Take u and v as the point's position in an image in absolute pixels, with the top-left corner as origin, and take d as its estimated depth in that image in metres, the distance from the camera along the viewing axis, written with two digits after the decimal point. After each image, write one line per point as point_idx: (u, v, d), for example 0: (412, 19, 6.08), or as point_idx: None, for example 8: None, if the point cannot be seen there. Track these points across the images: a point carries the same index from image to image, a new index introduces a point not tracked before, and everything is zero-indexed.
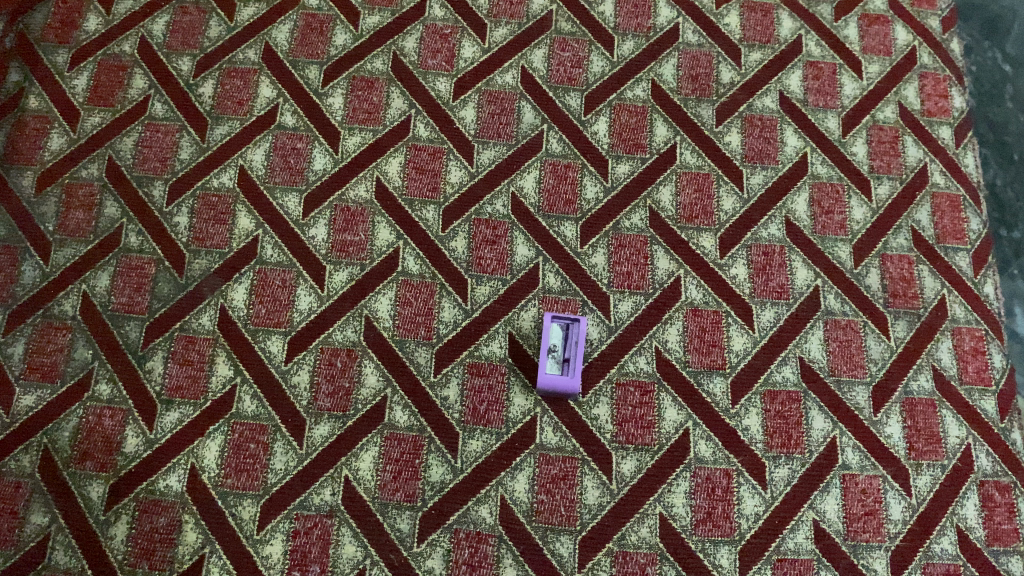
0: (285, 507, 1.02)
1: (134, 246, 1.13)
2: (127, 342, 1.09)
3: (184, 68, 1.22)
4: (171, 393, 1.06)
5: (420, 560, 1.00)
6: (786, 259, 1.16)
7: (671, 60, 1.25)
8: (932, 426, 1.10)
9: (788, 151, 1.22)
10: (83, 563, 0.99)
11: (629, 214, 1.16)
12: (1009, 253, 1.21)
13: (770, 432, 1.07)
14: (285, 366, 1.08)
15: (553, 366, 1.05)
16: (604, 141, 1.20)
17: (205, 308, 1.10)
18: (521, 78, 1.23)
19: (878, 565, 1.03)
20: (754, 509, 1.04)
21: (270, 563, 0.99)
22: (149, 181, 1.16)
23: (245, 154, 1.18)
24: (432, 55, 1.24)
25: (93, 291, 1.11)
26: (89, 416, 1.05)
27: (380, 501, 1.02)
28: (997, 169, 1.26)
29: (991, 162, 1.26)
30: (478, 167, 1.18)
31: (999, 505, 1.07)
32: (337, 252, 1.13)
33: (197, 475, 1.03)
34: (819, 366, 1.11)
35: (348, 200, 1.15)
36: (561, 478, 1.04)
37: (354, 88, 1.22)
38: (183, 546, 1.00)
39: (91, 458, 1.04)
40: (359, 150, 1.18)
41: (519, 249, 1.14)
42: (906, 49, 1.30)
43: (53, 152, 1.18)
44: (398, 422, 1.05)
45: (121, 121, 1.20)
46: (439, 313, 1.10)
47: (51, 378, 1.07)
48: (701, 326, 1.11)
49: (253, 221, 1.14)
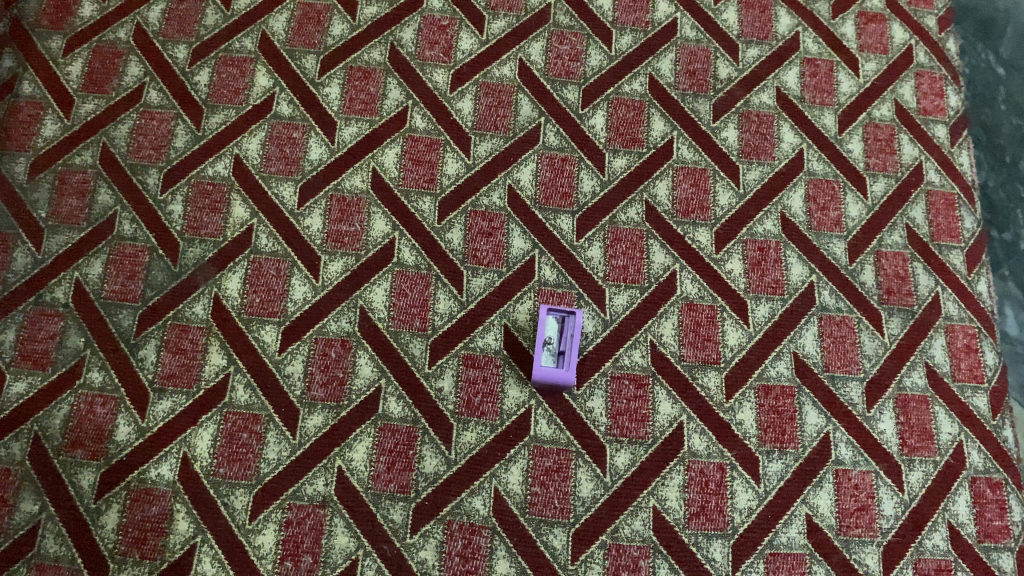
0: (278, 497, 1.01)
1: (127, 234, 1.12)
2: (120, 330, 1.08)
3: (179, 56, 1.22)
4: (163, 381, 1.06)
5: (413, 551, 1.00)
6: (781, 255, 1.16)
7: (668, 55, 1.25)
8: (925, 422, 1.10)
9: (785, 147, 1.22)
10: (73, 551, 0.99)
11: (626, 208, 1.16)
12: (1001, 253, 1.22)
13: (763, 426, 1.07)
14: (279, 356, 1.07)
15: (548, 359, 1.04)
16: (602, 135, 1.20)
17: (198, 297, 1.09)
18: (518, 71, 1.22)
19: (870, 560, 1.04)
20: (747, 503, 1.04)
21: (262, 553, 0.99)
22: (143, 168, 1.16)
23: (241, 143, 1.17)
24: (430, 46, 1.23)
25: (86, 279, 1.10)
26: (81, 404, 1.05)
27: (373, 491, 1.02)
28: (989, 170, 1.26)
29: (983, 162, 1.27)
30: (475, 158, 1.17)
31: (990, 501, 1.08)
32: (332, 242, 1.12)
33: (189, 464, 1.02)
34: (813, 361, 1.11)
35: (344, 190, 1.15)
36: (555, 471, 1.03)
37: (351, 79, 1.21)
38: (175, 535, 1.00)
39: (82, 446, 1.03)
40: (356, 140, 1.18)
41: (516, 241, 1.13)
42: (902, 48, 1.30)
43: (47, 138, 1.17)
44: (392, 413, 1.05)
45: (115, 108, 1.19)
46: (434, 304, 1.10)
47: (42, 365, 1.06)
48: (696, 320, 1.11)
49: (248, 210, 1.14)
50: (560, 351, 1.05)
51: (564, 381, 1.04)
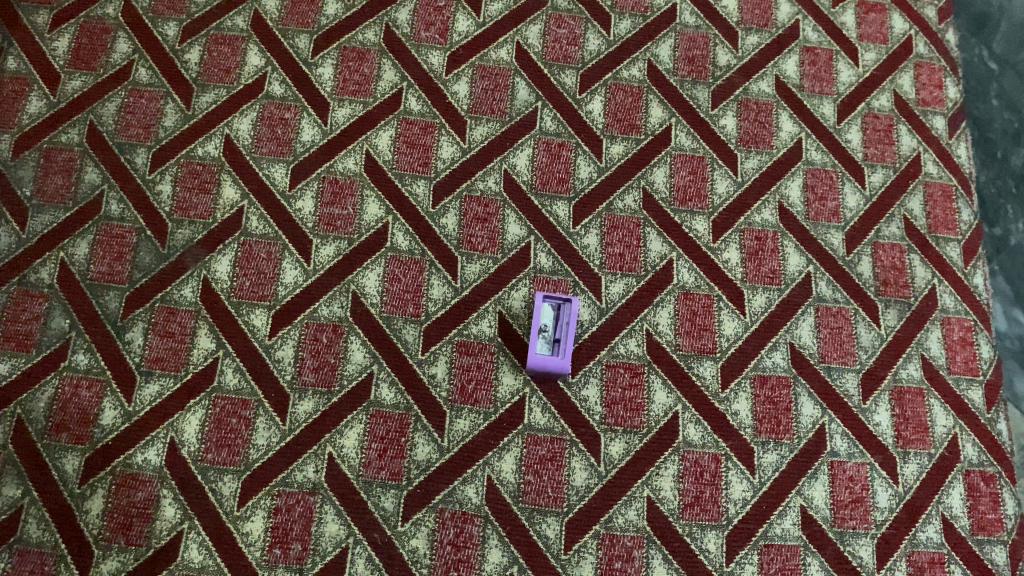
0: (267, 484, 0.99)
1: (115, 214, 1.10)
2: (106, 312, 1.06)
3: (169, 33, 1.19)
4: (150, 364, 1.03)
5: (404, 540, 0.99)
6: (778, 244, 1.15)
7: (668, 40, 1.24)
8: (920, 415, 1.09)
9: (783, 136, 1.20)
10: (57, 537, 0.97)
11: (622, 195, 1.15)
12: (996, 247, 1.21)
13: (759, 417, 1.06)
14: (269, 340, 1.05)
15: (544, 346, 1.03)
16: (599, 121, 1.18)
17: (187, 279, 1.07)
18: (516, 54, 1.21)
19: (864, 552, 1.03)
20: (741, 494, 1.03)
21: (250, 540, 0.97)
22: (131, 148, 1.13)
23: (232, 123, 1.15)
24: (425, 27, 1.21)
25: (71, 259, 1.08)
26: (65, 387, 1.02)
27: (364, 479, 1.00)
28: (982, 165, 1.25)
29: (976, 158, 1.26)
30: (471, 143, 1.15)
31: (983, 494, 1.07)
32: (324, 226, 1.10)
33: (176, 449, 1.00)
34: (809, 352, 1.10)
35: (337, 173, 1.13)
36: (549, 459, 1.02)
37: (345, 59, 1.19)
38: (161, 521, 0.98)
39: (66, 430, 1.01)
40: (349, 122, 1.16)
41: (511, 227, 1.12)
42: (902, 38, 1.29)
43: (32, 115, 1.14)
44: (384, 399, 1.03)
45: (103, 85, 1.16)
46: (428, 290, 1.08)
47: (26, 347, 1.04)
48: (692, 310, 1.10)
49: (238, 191, 1.11)
50: (554, 337, 1.04)
51: (554, 370, 1.02)
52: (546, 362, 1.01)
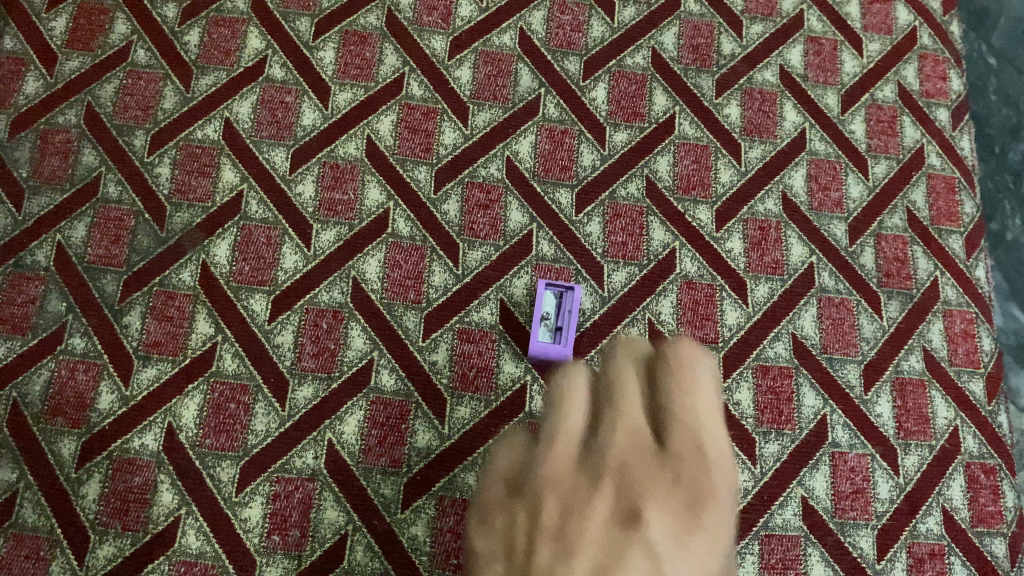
0: (265, 470, 0.98)
1: (112, 196, 1.09)
2: (103, 295, 1.04)
3: (168, 14, 1.17)
4: (148, 349, 1.02)
5: (403, 527, 0.98)
6: (781, 235, 1.14)
7: (672, 28, 1.23)
8: (921, 406, 1.09)
9: (787, 126, 1.20)
10: (52, 522, 0.96)
11: (626, 183, 1.14)
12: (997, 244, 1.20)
13: (761, 407, 1.06)
14: (269, 326, 1.04)
15: (546, 334, 1.05)
16: (603, 108, 1.17)
17: (185, 263, 1.06)
18: (519, 40, 1.20)
19: (864, 543, 1.03)
20: (743, 484, 1.03)
21: (248, 526, 0.97)
22: (129, 130, 1.12)
23: (232, 106, 1.14)
24: (428, 12, 1.20)
25: (68, 242, 1.07)
26: (62, 370, 1.01)
27: (364, 465, 0.99)
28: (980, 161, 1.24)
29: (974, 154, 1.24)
30: (473, 129, 1.14)
31: (984, 486, 1.07)
32: (325, 211, 1.09)
33: (174, 434, 0.99)
34: (812, 343, 1.10)
35: (338, 157, 1.12)
36: None
37: (346, 43, 1.17)
38: (158, 507, 0.97)
39: (63, 414, 1.00)
40: (350, 106, 1.14)
41: (513, 214, 1.11)
42: (907, 29, 1.28)
43: (29, 96, 1.13)
44: (385, 386, 1.02)
45: (101, 66, 1.14)
46: (429, 277, 1.07)
47: (22, 330, 1.03)
48: (695, 299, 1.09)
49: (238, 175, 1.10)
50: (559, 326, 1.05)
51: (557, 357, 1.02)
52: (547, 348, 1.03)
